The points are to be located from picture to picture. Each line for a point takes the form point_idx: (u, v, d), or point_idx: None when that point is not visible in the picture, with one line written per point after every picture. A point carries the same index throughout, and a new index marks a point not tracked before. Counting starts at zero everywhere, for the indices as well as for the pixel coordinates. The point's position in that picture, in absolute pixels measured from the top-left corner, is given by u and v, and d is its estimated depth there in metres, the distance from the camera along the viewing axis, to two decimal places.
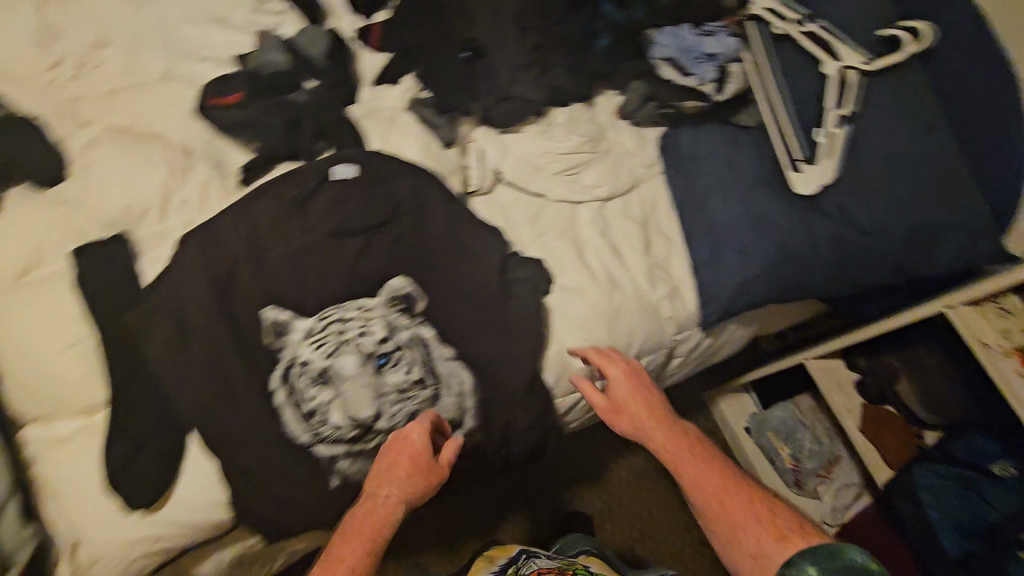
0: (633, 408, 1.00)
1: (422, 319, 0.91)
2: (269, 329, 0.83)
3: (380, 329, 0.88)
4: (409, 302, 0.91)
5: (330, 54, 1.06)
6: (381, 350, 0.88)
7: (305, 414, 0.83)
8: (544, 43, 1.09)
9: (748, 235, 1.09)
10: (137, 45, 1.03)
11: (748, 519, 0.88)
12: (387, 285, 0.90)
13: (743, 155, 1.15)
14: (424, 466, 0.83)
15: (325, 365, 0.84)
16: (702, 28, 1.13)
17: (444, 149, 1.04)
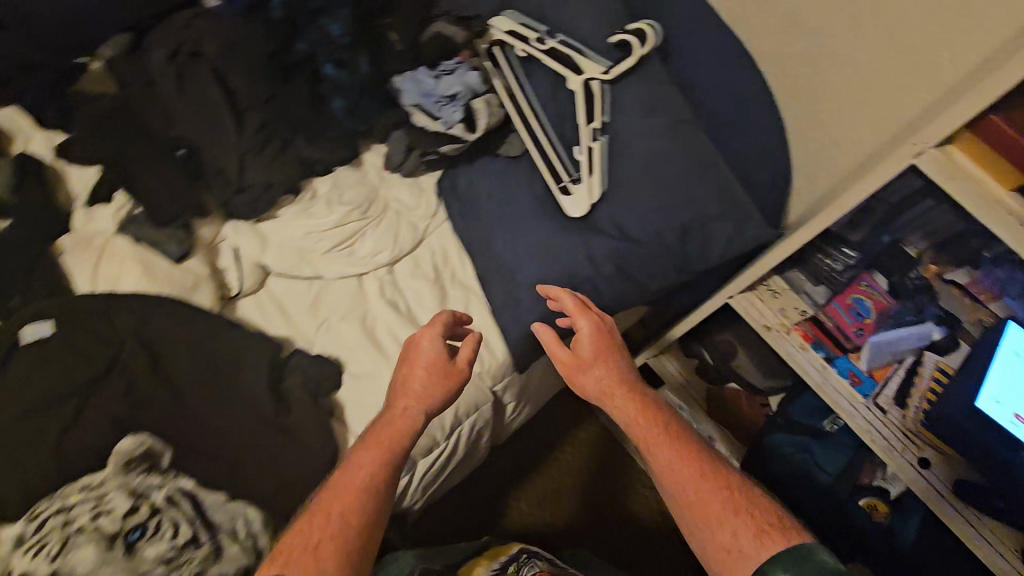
0: (598, 375, 0.96)
1: (174, 473, 0.80)
2: None
3: (118, 503, 0.76)
4: (148, 460, 0.79)
5: (14, 186, 0.91)
6: (130, 523, 0.76)
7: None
8: (269, 123, 0.99)
9: (533, 272, 1.06)
10: None
11: (721, 509, 0.79)
12: (117, 450, 0.78)
13: (515, 187, 1.12)
14: (445, 364, 0.90)
15: (50, 569, 0.71)
16: (439, 69, 1.08)
17: (176, 265, 0.93)
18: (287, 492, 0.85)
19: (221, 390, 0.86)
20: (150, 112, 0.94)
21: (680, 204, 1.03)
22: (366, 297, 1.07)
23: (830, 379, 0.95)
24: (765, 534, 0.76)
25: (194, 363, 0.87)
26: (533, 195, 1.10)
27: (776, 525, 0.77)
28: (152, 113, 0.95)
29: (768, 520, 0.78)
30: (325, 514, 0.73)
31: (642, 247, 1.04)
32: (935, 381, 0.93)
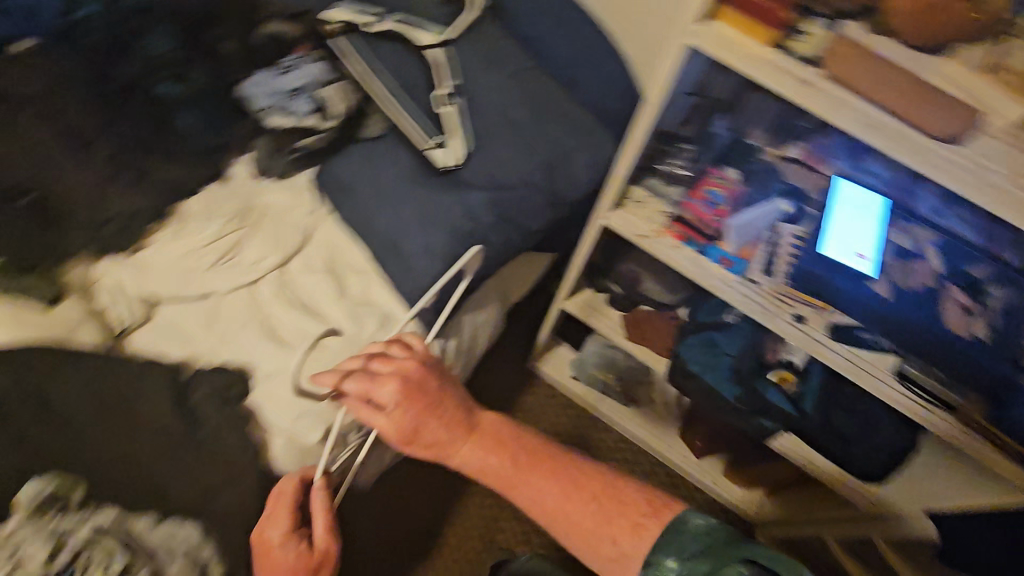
0: (433, 425, 0.90)
1: (93, 504, 0.79)
2: None
3: (43, 546, 0.75)
4: (61, 495, 0.78)
5: None
6: (46, 568, 0.75)
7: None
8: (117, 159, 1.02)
9: (423, 234, 1.09)
10: None
11: (597, 523, 0.83)
12: (27, 493, 0.77)
13: (384, 164, 1.13)
14: (308, 563, 0.85)
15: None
16: (282, 66, 1.14)
17: (53, 307, 0.91)
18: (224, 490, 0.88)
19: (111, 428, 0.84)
20: None
21: (539, 144, 1.11)
22: (260, 304, 1.06)
23: (706, 269, 1.03)
24: (643, 526, 0.81)
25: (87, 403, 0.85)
26: (403, 167, 1.12)
27: (646, 500, 0.84)
28: None
29: (640, 496, 0.85)
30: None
31: (514, 191, 1.09)
32: (794, 248, 1.02)
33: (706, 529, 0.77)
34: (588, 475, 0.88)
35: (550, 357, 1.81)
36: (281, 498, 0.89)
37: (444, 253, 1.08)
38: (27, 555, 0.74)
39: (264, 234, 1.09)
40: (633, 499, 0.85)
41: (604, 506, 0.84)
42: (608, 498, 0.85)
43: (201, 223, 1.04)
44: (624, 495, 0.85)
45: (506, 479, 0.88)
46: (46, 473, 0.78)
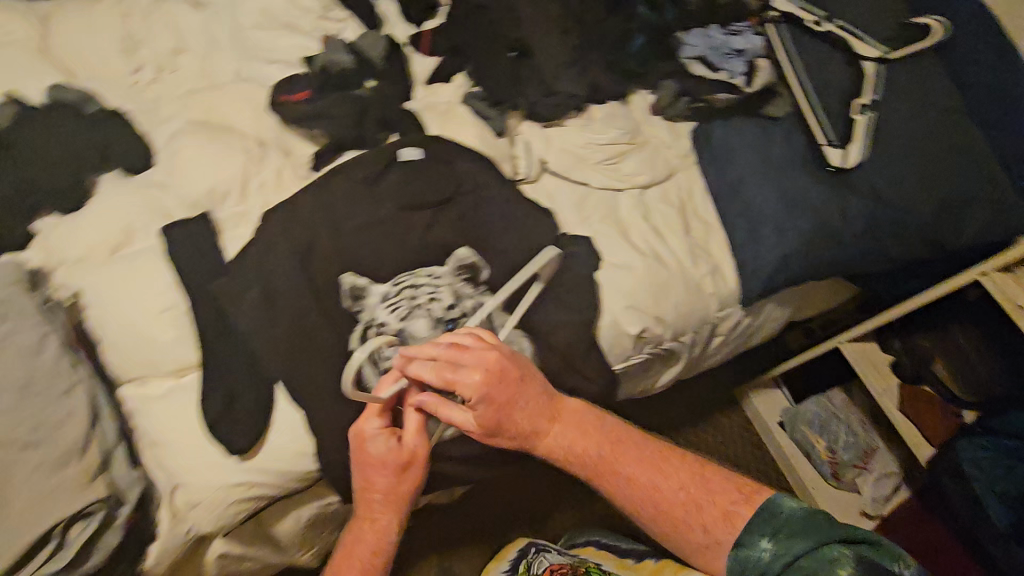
0: (518, 410, 0.87)
1: (485, 288, 0.97)
2: (349, 293, 0.90)
3: (448, 296, 0.94)
4: (476, 272, 0.97)
5: (387, 55, 1.15)
6: (448, 314, 0.94)
7: (381, 374, 0.89)
8: (580, 46, 1.20)
9: (786, 213, 1.14)
10: (209, 55, 1.17)
11: (693, 510, 0.85)
12: (454, 255, 0.96)
13: (774, 140, 1.20)
14: (399, 456, 0.84)
15: (400, 327, 0.91)
16: (730, 28, 1.22)
17: (497, 137, 1.12)
18: (561, 332, 1.01)
19: (514, 238, 1.00)
20: (500, 17, 1.14)
21: (936, 183, 1.13)
22: (619, 209, 1.20)
23: None
24: (733, 514, 0.84)
25: (505, 212, 1.02)
26: (792, 150, 1.19)
27: (734, 492, 0.86)
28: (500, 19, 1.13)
29: (730, 484, 0.88)
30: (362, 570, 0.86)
31: (892, 213, 1.12)
32: None
33: (801, 514, 0.80)
34: (679, 460, 0.91)
35: (762, 396, 1.73)
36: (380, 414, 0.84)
37: (799, 237, 1.12)
38: (437, 297, 0.93)
39: (645, 158, 1.24)
40: (725, 488, 0.87)
41: (704, 488, 0.87)
42: (703, 480, 0.88)
43: (606, 127, 1.22)
44: (715, 480, 0.88)
45: (621, 460, 0.88)
46: (468, 249, 0.97)
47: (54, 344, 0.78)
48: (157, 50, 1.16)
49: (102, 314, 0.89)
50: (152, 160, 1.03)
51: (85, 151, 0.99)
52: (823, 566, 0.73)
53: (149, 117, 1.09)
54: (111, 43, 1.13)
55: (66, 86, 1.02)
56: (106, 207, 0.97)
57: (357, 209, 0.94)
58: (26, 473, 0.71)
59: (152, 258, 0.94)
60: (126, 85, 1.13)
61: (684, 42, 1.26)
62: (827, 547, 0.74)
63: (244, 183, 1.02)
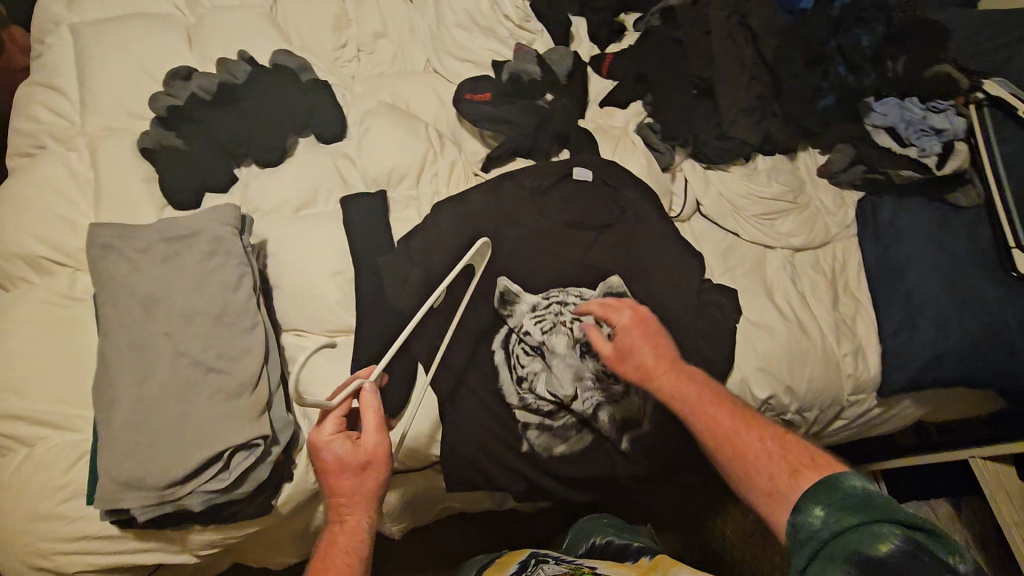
0: (648, 354, 0.89)
1: None
2: (501, 296, 0.94)
3: (591, 319, 0.96)
4: (624, 302, 0.97)
5: (570, 74, 1.19)
6: (587, 337, 0.96)
7: (516, 378, 0.93)
8: (766, 94, 1.16)
9: (953, 311, 1.06)
10: (407, 43, 1.27)
11: (766, 457, 0.78)
12: (606, 282, 0.97)
13: (953, 229, 1.12)
14: (354, 458, 0.77)
15: (541, 339, 0.94)
16: (931, 104, 1.13)
17: (663, 172, 1.12)
18: None
19: (663, 277, 1.01)
20: (693, 53, 1.14)
21: None
22: (767, 266, 1.17)
23: None
24: (805, 475, 0.74)
25: (660, 250, 1.02)
26: (973, 244, 1.11)
27: (811, 455, 0.77)
28: (693, 55, 1.14)
29: (802, 448, 0.78)
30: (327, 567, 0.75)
31: None
32: None
33: (863, 492, 0.68)
34: (756, 426, 0.82)
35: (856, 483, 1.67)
36: (366, 412, 0.77)
37: (963, 340, 1.04)
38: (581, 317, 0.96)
39: (804, 219, 1.19)
40: (799, 451, 0.78)
41: (779, 446, 0.79)
42: (782, 440, 0.80)
43: (770, 181, 1.19)
44: (792, 446, 0.79)
45: (709, 410, 0.84)
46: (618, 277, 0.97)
47: (247, 284, 0.87)
48: (364, 31, 1.26)
49: (281, 264, 0.98)
50: (344, 133, 1.11)
51: (296, 117, 1.09)
52: (868, 541, 0.63)
53: (347, 91, 1.18)
54: (327, 20, 1.24)
55: (290, 53, 1.10)
56: (300, 170, 1.07)
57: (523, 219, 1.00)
58: (208, 394, 0.80)
59: (329, 221, 1.03)
60: (331, 58, 1.24)
61: (875, 106, 1.17)
62: (877, 526, 0.64)
63: (418, 169, 1.08)
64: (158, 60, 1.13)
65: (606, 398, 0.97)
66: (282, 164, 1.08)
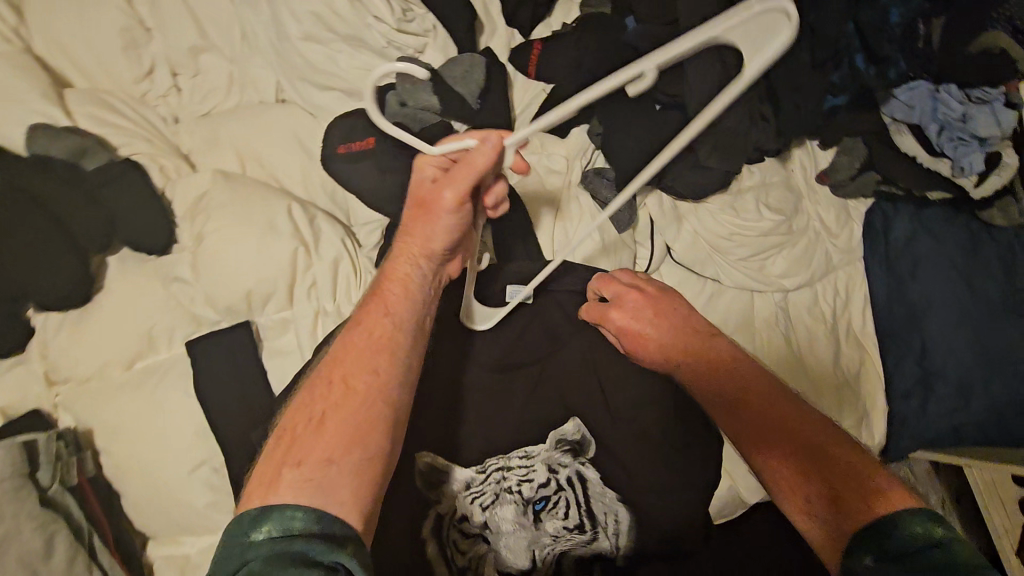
0: (663, 338, 0.70)
1: (587, 462, 0.79)
2: (423, 480, 0.74)
3: (540, 472, 0.76)
4: (581, 445, 0.78)
5: (484, 96, 0.83)
6: (539, 493, 0.76)
7: (455, 568, 0.74)
8: (755, 94, 0.81)
9: (974, 370, 0.88)
10: (242, 57, 0.87)
11: (817, 472, 0.55)
12: (556, 430, 0.78)
13: (986, 260, 0.90)
14: (428, 203, 0.64)
15: (484, 516, 0.75)
16: (971, 94, 0.84)
17: (618, 236, 0.87)
18: (676, 519, 0.80)
19: (625, 401, 0.80)
20: (653, 59, 0.80)
21: None
22: (754, 320, 0.93)
23: None
24: (859, 506, 0.51)
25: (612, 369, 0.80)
26: (1008, 283, 0.89)
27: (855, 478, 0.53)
28: (653, 63, 0.79)
29: (853, 455, 0.56)
30: (372, 326, 0.62)
31: None
32: None
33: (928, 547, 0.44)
34: (801, 426, 0.59)
35: None
36: (471, 164, 0.60)
37: (985, 406, 0.87)
38: (529, 479, 0.76)
39: (801, 252, 0.93)
40: (850, 466, 0.55)
41: (839, 462, 0.55)
42: (806, 433, 0.58)
43: (758, 212, 0.91)
44: (828, 441, 0.57)
45: (726, 391, 0.64)
46: (574, 419, 0.79)
47: (64, 544, 0.62)
48: (173, 47, 0.85)
49: (122, 461, 0.73)
50: (173, 242, 0.78)
51: (85, 240, 0.74)
52: None
53: (166, 157, 0.82)
54: (109, 39, 0.83)
55: (52, 133, 0.75)
56: (118, 312, 0.76)
57: (441, 359, 0.78)
58: None
59: (174, 382, 0.75)
60: (136, 100, 0.86)
61: (900, 94, 0.85)
62: None
63: (284, 282, 0.78)
64: None
65: (570, 548, 0.78)
66: (90, 306, 0.76)
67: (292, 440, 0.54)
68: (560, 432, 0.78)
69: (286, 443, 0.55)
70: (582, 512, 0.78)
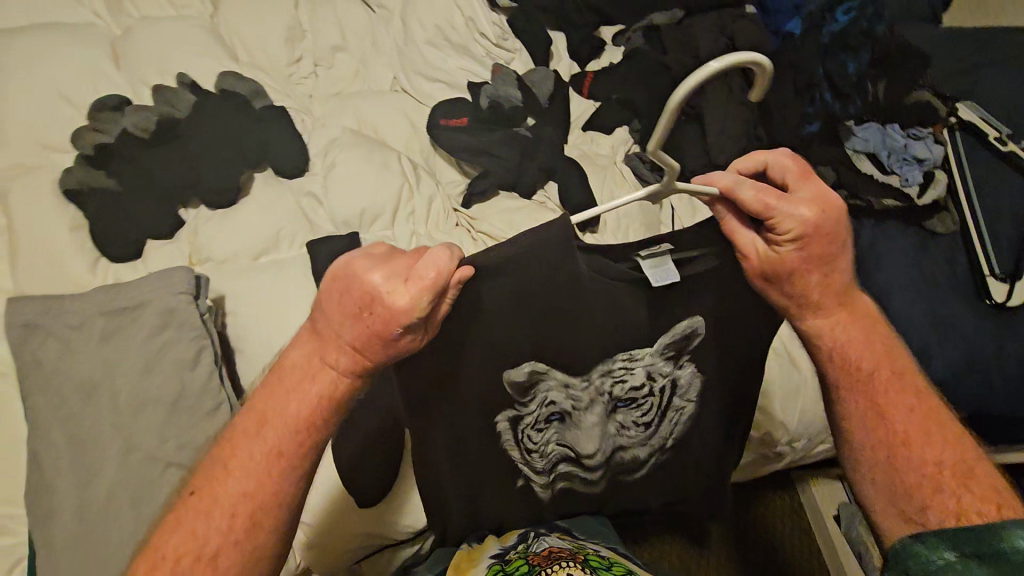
0: (805, 286, 0.65)
1: (686, 368, 0.75)
2: (524, 381, 0.70)
3: (636, 372, 0.74)
4: (688, 344, 0.72)
5: (552, 96, 1.10)
6: (627, 391, 0.76)
7: (530, 450, 0.78)
8: (752, 117, 1.10)
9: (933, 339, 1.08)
10: (369, 58, 1.15)
11: (934, 467, 0.63)
12: (672, 328, 0.70)
13: (932, 257, 1.14)
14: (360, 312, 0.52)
15: (570, 406, 0.76)
16: (909, 131, 1.13)
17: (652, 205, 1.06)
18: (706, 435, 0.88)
19: None
20: (682, 80, 1.09)
21: None
22: None
23: None
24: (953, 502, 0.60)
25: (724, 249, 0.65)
26: (950, 275, 1.12)
27: (979, 497, 0.59)
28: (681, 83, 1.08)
29: (983, 473, 0.62)
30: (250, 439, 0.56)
31: None
32: None
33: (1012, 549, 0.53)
34: (934, 425, 0.65)
35: None
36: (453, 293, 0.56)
37: (943, 370, 1.06)
38: (628, 373, 0.74)
39: None
40: (956, 468, 0.62)
41: (953, 466, 0.62)
42: (939, 440, 0.64)
43: None
44: (947, 452, 0.63)
45: (873, 372, 0.67)
46: (696, 319, 0.70)
47: (207, 360, 0.75)
48: (320, 45, 1.13)
49: (244, 326, 0.88)
50: (305, 165, 0.99)
51: (245, 153, 0.94)
52: None
53: (304, 115, 1.07)
54: (276, 31, 1.10)
55: (237, 77, 0.98)
56: (257, 211, 0.94)
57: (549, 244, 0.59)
58: (169, 493, 0.70)
59: (292, 269, 0.91)
60: (283, 76, 1.11)
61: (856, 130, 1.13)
62: None
63: (391, 205, 0.98)
64: (69, 77, 0.95)
65: (630, 440, 0.82)
66: (235, 207, 0.94)
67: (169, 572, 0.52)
68: (680, 329, 0.71)
69: (170, 566, 0.51)
70: (657, 409, 0.79)
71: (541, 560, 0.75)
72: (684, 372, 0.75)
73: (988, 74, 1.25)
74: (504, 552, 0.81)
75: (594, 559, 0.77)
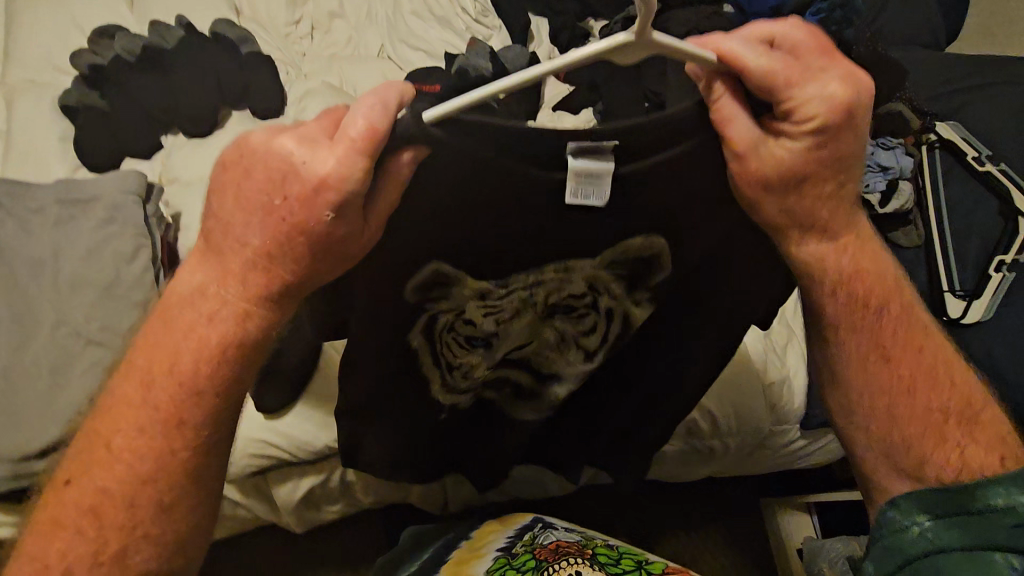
0: (813, 199, 0.54)
1: (642, 291, 0.64)
2: (427, 283, 0.57)
3: (579, 286, 0.62)
4: (648, 267, 0.61)
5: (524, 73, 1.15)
6: (565, 304, 0.64)
7: (441, 353, 0.68)
8: None
9: None
10: (362, 26, 1.23)
11: (938, 416, 0.62)
12: (628, 247, 0.58)
13: None
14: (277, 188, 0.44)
15: (488, 311, 0.63)
16: (878, 141, 1.12)
17: None
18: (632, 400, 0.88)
19: None
20: None
21: None
22: None
23: None
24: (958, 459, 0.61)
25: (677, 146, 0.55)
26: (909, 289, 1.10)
27: (987, 449, 0.61)
28: None
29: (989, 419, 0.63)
30: (154, 381, 0.48)
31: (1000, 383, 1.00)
32: None
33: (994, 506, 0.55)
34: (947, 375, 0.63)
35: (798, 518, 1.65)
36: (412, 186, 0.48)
37: None
38: (570, 288, 0.63)
39: None
40: (959, 411, 0.62)
41: (955, 412, 0.62)
42: (945, 387, 0.63)
43: None
44: (952, 398, 0.63)
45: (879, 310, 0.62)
46: (661, 240, 0.58)
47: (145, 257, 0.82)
48: (318, 10, 1.22)
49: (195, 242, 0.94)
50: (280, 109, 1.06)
51: (224, 89, 1.03)
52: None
53: (291, 69, 1.15)
54: None
55: (231, 24, 1.07)
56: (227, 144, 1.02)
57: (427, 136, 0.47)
58: (87, 369, 0.76)
59: None
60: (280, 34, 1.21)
61: None
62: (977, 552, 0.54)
63: None
64: (86, 13, 1.07)
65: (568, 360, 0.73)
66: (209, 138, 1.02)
67: (106, 517, 0.47)
68: (626, 256, 0.60)
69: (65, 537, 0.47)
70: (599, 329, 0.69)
71: (547, 555, 0.85)
72: (635, 299, 0.66)
73: (984, 95, 1.22)
74: (509, 547, 0.91)
75: (597, 550, 0.87)
